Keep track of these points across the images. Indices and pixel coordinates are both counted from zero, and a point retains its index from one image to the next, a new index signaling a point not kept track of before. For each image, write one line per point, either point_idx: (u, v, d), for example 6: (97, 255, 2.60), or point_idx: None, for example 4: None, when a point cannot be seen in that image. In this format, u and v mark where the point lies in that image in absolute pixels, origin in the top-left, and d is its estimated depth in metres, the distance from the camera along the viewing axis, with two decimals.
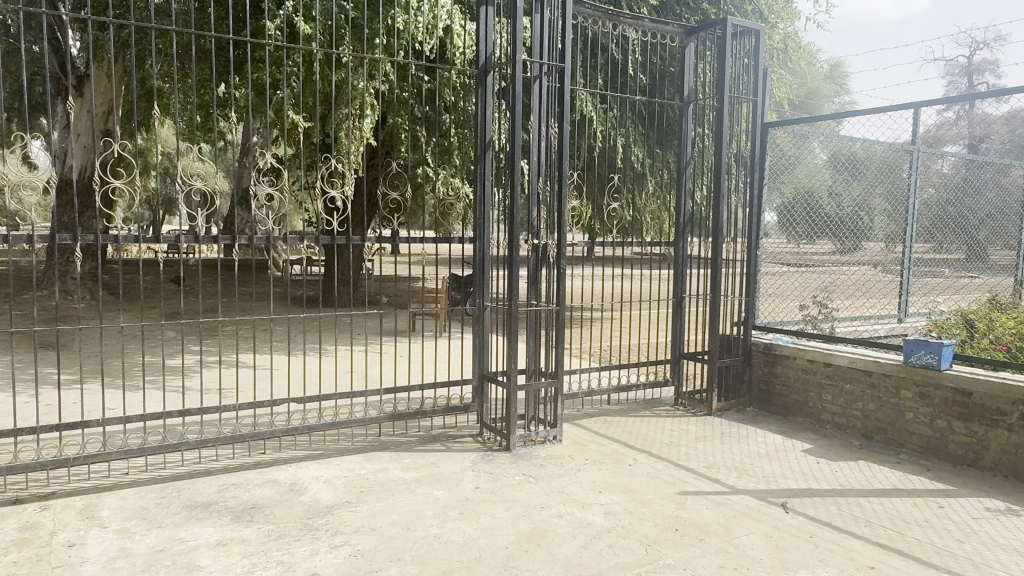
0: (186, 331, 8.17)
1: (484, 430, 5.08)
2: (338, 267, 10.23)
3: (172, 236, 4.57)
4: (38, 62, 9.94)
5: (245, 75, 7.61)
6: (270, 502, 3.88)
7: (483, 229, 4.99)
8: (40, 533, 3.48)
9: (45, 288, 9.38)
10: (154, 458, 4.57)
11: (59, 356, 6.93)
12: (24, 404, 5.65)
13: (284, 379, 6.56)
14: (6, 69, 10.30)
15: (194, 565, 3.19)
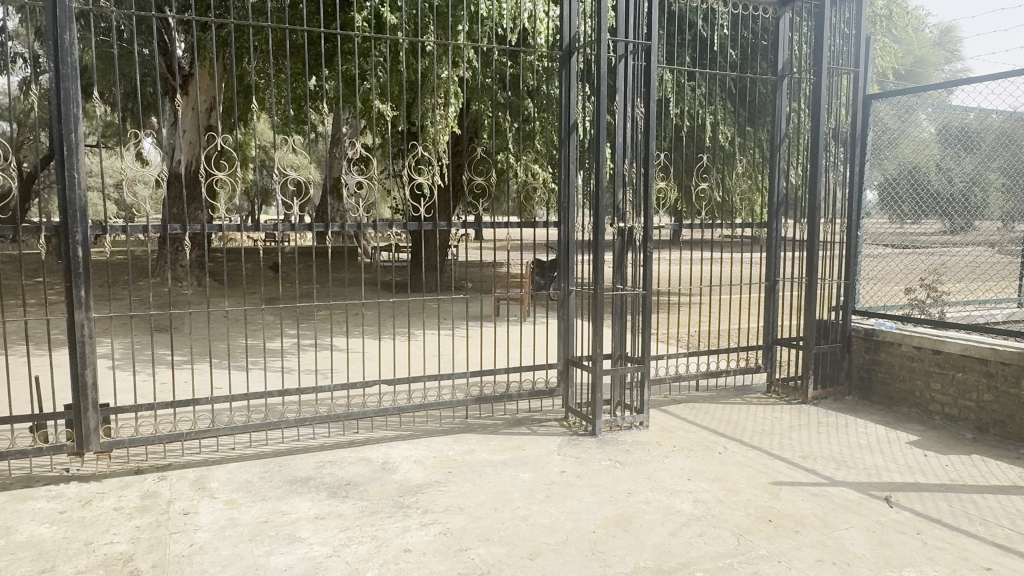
0: (284, 315, 8.60)
1: (570, 414, 5.08)
2: (425, 253, 10.48)
3: (270, 225, 4.78)
4: (148, 63, 10.60)
5: (334, 69, 7.85)
6: (364, 480, 4.04)
7: (567, 212, 4.95)
8: (158, 501, 3.76)
9: (159, 275, 10.09)
10: (257, 434, 4.84)
11: (172, 339, 7.46)
12: (143, 381, 6.12)
13: (376, 363, 6.80)
14: (121, 72, 11.05)
15: (294, 536, 3.36)
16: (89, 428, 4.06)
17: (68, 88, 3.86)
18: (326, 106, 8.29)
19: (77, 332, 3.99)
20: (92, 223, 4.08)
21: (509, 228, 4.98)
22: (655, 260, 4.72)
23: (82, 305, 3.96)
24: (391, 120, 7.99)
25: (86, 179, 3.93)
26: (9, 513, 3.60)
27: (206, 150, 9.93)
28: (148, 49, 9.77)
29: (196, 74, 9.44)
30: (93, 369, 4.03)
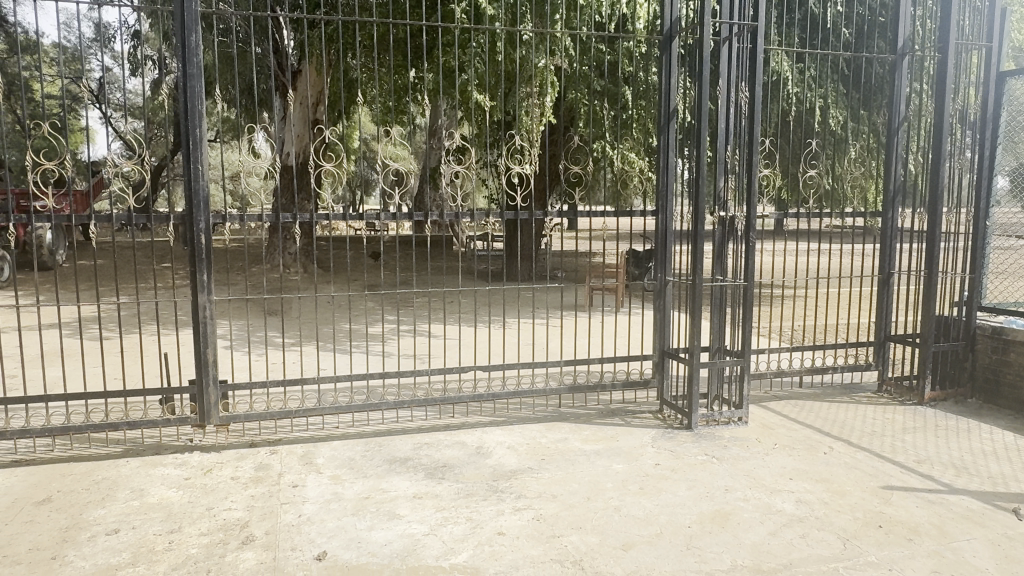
0: (385, 302, 8.93)
1: (664, 407, 4.99)
2: (519, 243, 10.58)
3: (373, 214, 4.95)
4: (262, 61, 11.22)
5: (434, 61, 8.03)
6: (459, 463, 4.14)
7: (666, 201, 4.85)
8: (270, 473, 4.02)
9: (270, 262, 10.69)
10: (359, 414, 5.06)
11: (283, 322, 7.91)
12: (257, 360, 6.54)
13: (471, 349, 6.95)
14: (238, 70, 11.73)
15: (393, 513, 3.51)
16: (210, 402, 4.39)
17: (195, 87, 4.15)
18: (426, 98, 8.48)
19: (200, 313, 4.30)
20: (213, 212, 4.37)
21: (605, 217, 4.91)
22: (758, 250, 4.54)
23: (205, 288, 4.27)
24: (487, 111, 8.09)
25: (208, 171, 4.22)
26: (141, 477, 3.95)
27: (313, 143, 10.40)
28: (261, 47, 10.27)
29: (305, 71, 9.92)
30: (213, 348, 4.34)
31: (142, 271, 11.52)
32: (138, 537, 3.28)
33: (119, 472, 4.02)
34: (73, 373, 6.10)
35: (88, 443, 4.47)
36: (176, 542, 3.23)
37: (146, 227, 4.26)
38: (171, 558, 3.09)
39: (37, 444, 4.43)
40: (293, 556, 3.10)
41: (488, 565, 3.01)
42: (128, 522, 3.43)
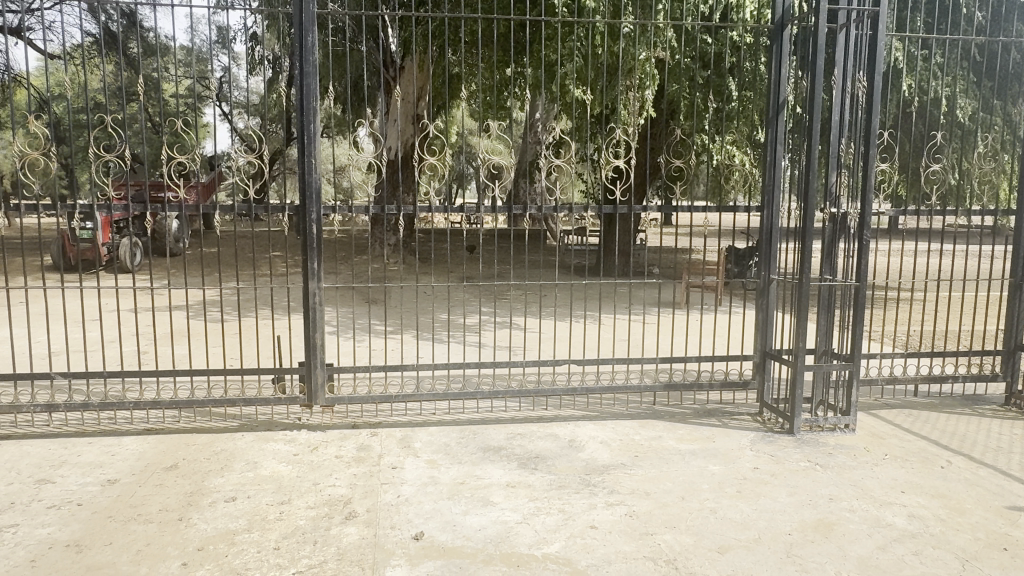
0: (480, 294, 9.10)
1: (765, 410, 4.83)
2: (614, 238, 10.50)
3: (472, 207, 5.04)
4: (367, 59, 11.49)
5: (534, 55, 8.05)
6: (552, 455, 4.17)
7: (773, 196, 4.67)
8: (371, 454, 4.20)
9: (373, 252, 11.12)
10: (454, 402, 5.20)
11: (384, 311, 8.23)
12: (360, 346, 6.84)
13: (566, 343, 6.98)
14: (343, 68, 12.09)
15: (487, 499, 3.58)
16: (317, 383, 4.63)
17: (310, 84, 4.37)
18: (524, 93, 8.53)
19: (310, 299, 4.55)
20: (323, 203, 4.60)
21: (706, 213, 4.77)
22: (871, 249, 4.30)
23: (314, 275, 4.51)
24: (585, 103, 8.03)
25: (321, 165, 4.44)
26: (255, 450, 4.23)
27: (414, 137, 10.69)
28: (368, 45, 10.48)
29: (409, 68, 10.19)
30: (322, 333, 4.58)
31: (256, 258, 12.27)
32: (253, 505, 3.52)
33: (236, 445, 4.32)
34: (197, 352, 6.60)
35: (208, 416, 4.83)
36: (286, 513, 3.45)
37: (264, 217, 4.53)
38: (282, 527, 3.30)
39: (165, 415, 4.83)
40: (393, 534, 3.24)
41: (580, 558, 3.02)
42: (243, 491, 3.68)
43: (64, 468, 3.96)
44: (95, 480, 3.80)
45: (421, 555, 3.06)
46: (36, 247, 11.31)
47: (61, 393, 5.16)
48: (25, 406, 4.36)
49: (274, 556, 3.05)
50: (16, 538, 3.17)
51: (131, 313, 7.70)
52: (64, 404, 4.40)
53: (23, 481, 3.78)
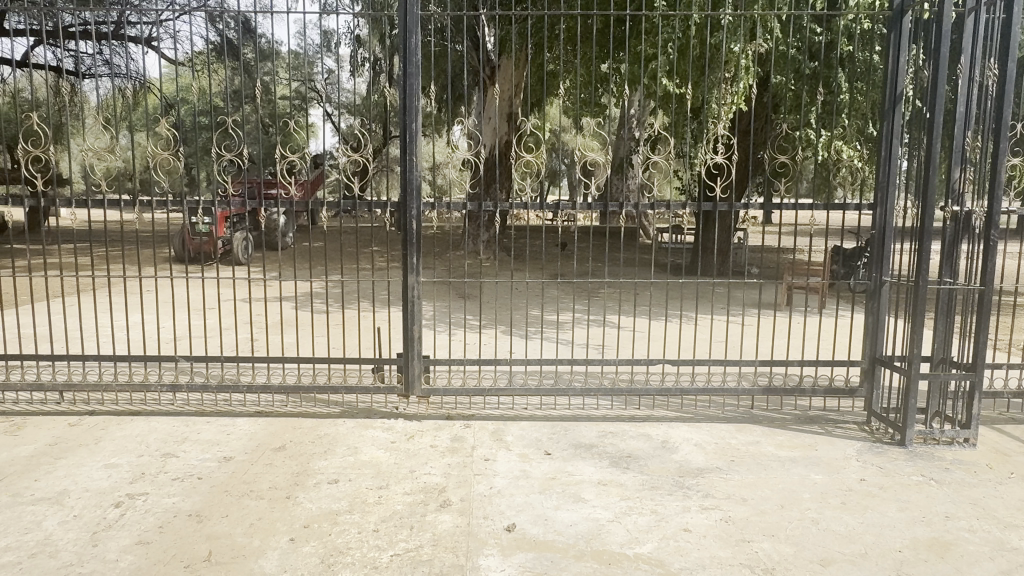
0: (571, 293, 9.09)
1: (872, 419, 4.57)
2: (710, 237, 10.25)
3: (563, 205, 5.02)
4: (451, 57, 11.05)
5: (631, 49, 7.91)
6: (644, 455, 4.13)
7: (886, 193, 4.40)
8: (464, 445, 4.30)
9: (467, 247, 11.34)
10: (546, 398, 5.22)
11: (476, 306, 8.37)
12: (453, 339, 6.99)
13: (658, 343, 6.87)
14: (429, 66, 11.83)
15: (579, 496, 3.59)
16: (414, 374, 4.79)
17: (412, 83, 4.50)
18: (621, 88, 8.40)
19: (409, 293, 4.70)
20: (423, 199, 4.74)
21: (812, 211, 4.55)
22: (999, 250, 4.01)
23: (414, 270, 4.65)
24: (683, 98, 7.81)
25: (421, 162, 4.57)
26: (356, 436, 4.42)
27: (508, 134, 10.78)
28: (462, 45, 10.54)
29: (502, 65, 10.17)
30: (420, 326, 4.73)
31: (355, 253, 12.79)
32: (354, 488, 3.68)
33: (338, 430, 4.53)
34: (303, 341, 6.97)
35: (312, 402, 5.09)
36: (384, 497, 3.59)
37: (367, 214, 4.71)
38: (381, 511, 3.44)
39: (274, 399, 5.13)
40: (485, 524, 3.31)
41: (673, 560, 2.98)
42: (345, 474, 3.86)
43: (186, 444, 4.28)
44: (213, 457, 4.09)
45: (513, 546, 3.10)
46: (163, 241, 12.28)
47: (184, 374, 5.58)
48: (152, 385, 4.76)
49: (374, 537, 3.18)
50: (147, 505, 3.46)
51: (244, 304, 8.22)
52: (187, 384, 4.76)
53: (151, 453, 4.12)
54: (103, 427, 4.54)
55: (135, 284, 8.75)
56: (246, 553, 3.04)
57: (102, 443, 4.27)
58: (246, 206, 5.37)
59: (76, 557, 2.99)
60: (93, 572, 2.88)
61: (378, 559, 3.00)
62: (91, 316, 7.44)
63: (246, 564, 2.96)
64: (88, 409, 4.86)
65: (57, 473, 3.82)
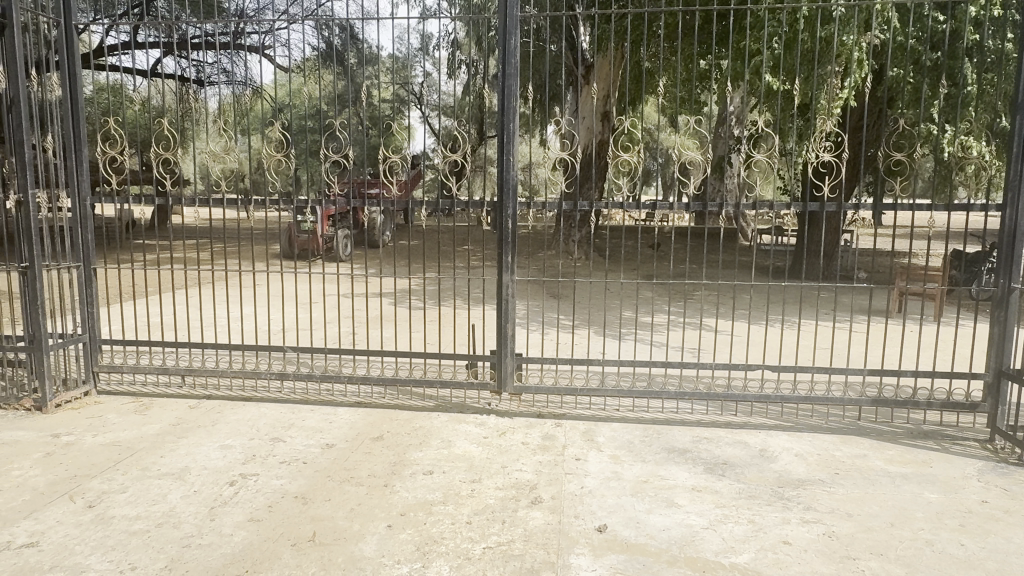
0: (663, 295, 8.95)
1: (996, 438, 4.24)
2: (812, 239, 9.82)
3: (658, 206, 4.92)
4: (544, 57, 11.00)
5: (734, 44, 7.71)
6: (741, 463, 4.00)
7: (1018, 194, 4.05)
8: (555, 443, 4.31)
9: (556, 247, 11.41)
10: (639, 400, 5.16)
11: (566, 305, 8.41)
12: (544, 338, 7.05)
13: (755, 348, 6.65)
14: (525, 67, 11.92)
15: (672, 501, 3.53)
16: (507, 371, 4.86)
17: (510, 85, 4.56)
18: (722, 84, 8.18)
19: (503, 291, 4.77)
20: (519, 199, 4.78)
21: (931, 212, 4.25)
22: None
23: (508, 268, 4.71)
24: (790, 94, 7.52)
25: (518, 162, 4.62)
26: (449, 430, 4.53)
27: (601, 134, 10.75)
28: (556, 44, 10.57)
29: (598, 64, 10.14)
30: (514, 324, 4.79)
31: (450, 251, 13.12)
32: (448, 481, 3.78)
33: (432, 423, 4.66)
34: (400, 335, 7.22)
35: (408, 395, 5.25)
36: (477, 490, 3.66)
37: (464, 214, 4.79)
38: (474, 503, 3.51)
39: (372, 390, 5.34)
40: (577, 523, 3.31)
41: (772, 573, 2.88)
42: (439, 466, 3.97)
43: (292, 430, 4.53)
44: (317, 443, 4.30)
45: (604, 547, 3.09)
46: (273, 239, 13.03)
47: (291, 363, 5.91)
48: (263, 373, 5.06)
49: (467, 529, 3.25)
50: (258, 486, 3.69)
51: (344, 299, 8.62)
52: (293, 374, 5.03)
53: (261, 437, 4.39)
54: (219, 410, 4.88)
55: (247, 278, 9.35)
56: (348, 536, 3.18)
57: (218, 425, 4.59)
58: (349, 205, 5.62)
59: (196, 529, 3.22)
60: (211, 544, 3.10)
61: (471, 550, 3.07)
62: (209, 308, 8.02)
63: (348, 546, 3.09)
64: (206, 393, 5.24)
65: (180, 450, 4.14)
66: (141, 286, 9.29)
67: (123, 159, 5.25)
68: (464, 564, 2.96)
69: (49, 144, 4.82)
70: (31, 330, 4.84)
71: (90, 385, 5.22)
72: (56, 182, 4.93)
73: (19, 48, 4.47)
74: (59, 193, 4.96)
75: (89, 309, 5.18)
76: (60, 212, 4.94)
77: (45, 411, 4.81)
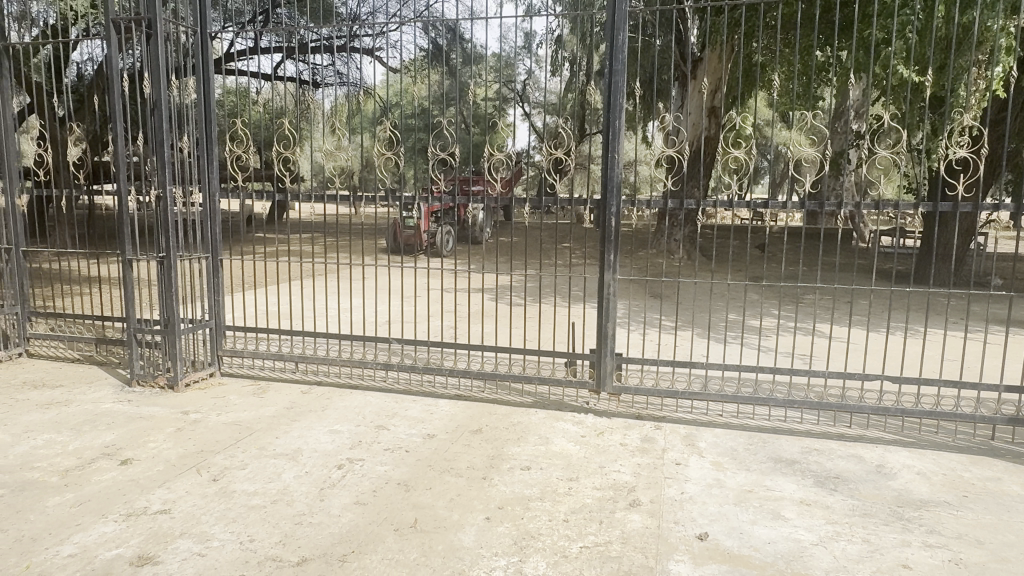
0: (770, 298, 8.61)
1: None
2: (939, 242, 9.13)
3: (770, 205, 4.70)
4: (653, 51, 10.82)
5: (859, 34, 7.29)
6: (856, 478, 3.77)
7: None
8: (654, 446, 4.23)
9: (658, 246, 11.21)
10: (744, 407, 4.98)
11: (666, 306, 8.26)
12: (644, 338, 6.95)
13: (871, 356, 6.26)
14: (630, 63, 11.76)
15: (778, 513, 3.38)
16: (606, 370, 4.81)
17: (618, 81, 4.50)
18: (842, 77, 7.76)
19: (605, 290, 4.72)
20: (623, 198, 4.72)
21: None
22: None
23: (610, 267, 4.67)
24: (921, 86, 7.01)
25: (623, 160, 4.56)
26: (547, 427, 4.54)
27: (708, 130, 10.46)
28: (664, 39, 10.36)
29: (706, 58, 9.86)
30: (615, 323, 4.73)
31: (550, 249, 13.18)
32: (545, 477, 3.79)
33: (530, 419, 4.69)
34: (499, 331, 7.35)
35: (507, 390, 5.31)
36: (575, 489, 3.65)
37: (568, 211, 4.77)
38: (571, 502, 3.51)
39: (472, 384, 5.44)
40: (676, 529, 3.23)
41: None
42: (537, 462, 3.99)
43: (396, 418, 4.69)
44: (419, 433, 4.43)
45: (705, 556, 3.00)
46: (380, 234, 13.57)
47: (395, 354, 6.13)
48: (370, 363, 5.27)
49: (564, 527, 3.25)
50: (364, 470, 3.85)
51: (447, 293, 8.87)
52: (398, 364, 5.21)
53: (368, 424, 4.57)
54: (329, 397, 5.13)
55: (356, 271, 9.81)
56: (447, 525, 3.25)
57: (328, 411, 4.83)
58: (454, 202, 5.75)
59: (308, 508, 3.40)
60: (321, 523, 3.27)
61: (568, 548, 3.06)
62: (322, 299, 8.48)
63: (447, 535, 3.17)
64: (317, 380, 5.52)
65: (293, 433, 4.39)
66: (262, 277, 9.95)
67: (249, 158, 5.60)
68: (561, 562, 2.96)
69: (185, 144, 5.23)
70: (166, 315, 5.26)
71: (214, 367, 5.64)
72: (189, 178, 5.34)
73: (162, 56, 4.91)
74: (192, 190, 5.36)
75: (216, 297, 5.59)
76: (192, 207, 5.35)
77: (176, 389, 5.23)
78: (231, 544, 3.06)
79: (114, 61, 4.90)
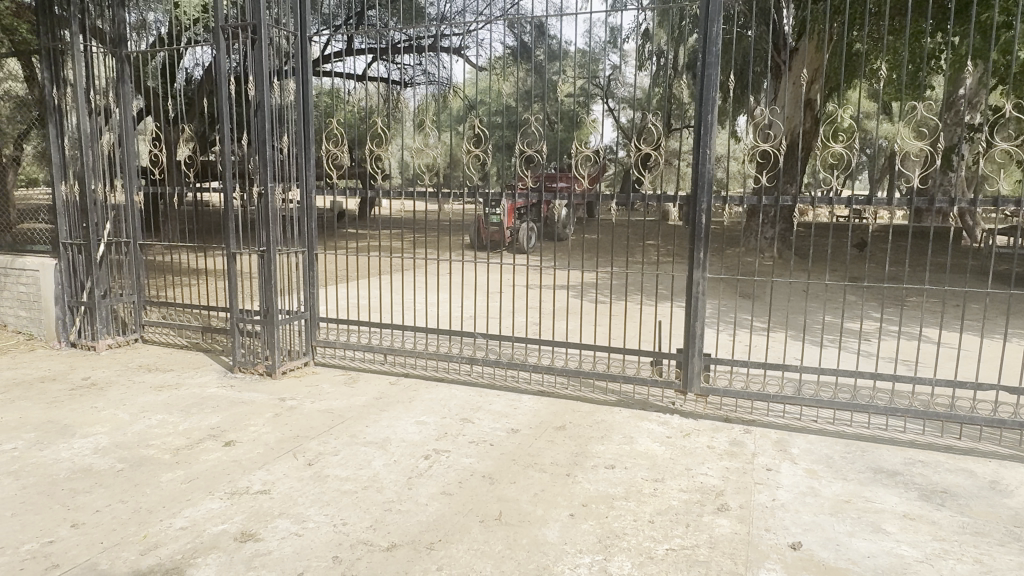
0: (869, 300, 8.18)
1: None
2: None
3: (873, 201, 4.44)
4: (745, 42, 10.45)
5: (976, 18, 6.79)
6: (966, 493, 3.53)
7: None
8: (744, 450, 4.10)
9: (747, 243, 10.86)
10: (840, 413, 4.75)
11: (756, 306, 8.00)
12: (733, 339, 6.76)
13: (983, 364, 5.84)
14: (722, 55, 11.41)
15: (879, 526, 3.20)
16: (693, 371, 4.70)
17: (711, 74, 4.37)
18: (956, 65, 7.25)
19: (693, 288, 4.61)
20: (714, 194, 4.58)
21: None
22: None
23: (700, 265, 4.56)
24: None
25: (715, 154, 4.43)
26: (632, 426, 4.49)
27: (803, 123, 10.02)
28: (758, 29, 9.99)
29: (803, 48, 9.44)
30: (703, 323, 4.62)
31: (634, 246, 13.01)
32: (629, 477, 3.75)
33: (614, 418, 4.65)
34: (583, 328, 7.33)
35: (590, 388, 5.28)
36: (660, 490, 3.59)
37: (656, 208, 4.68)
38: (656, 503, 3.45)
39: (555, 381, 5.44)
40: (767, 536, 3.12)
41: None
42: (621, 461, 3.95)
43: (480, 412, 4.76)
44: (503, 427, 4.48)
45: (799, 566, 2.89)
46: (465, 230, 13.78)
47: (480, 349, 6.22)
48: (455, 357, 5.37)
49: (649, 528, 3.20)
50: (449, 462, 3.92)
51: (530, 289, 8.92)
52: (482, 359, 5.28)
53: (453, 417, 4.66)
54: (415, 388, 5.26)
55: (442, 266, 10.02)
56: (532, 520, 3.27)
57: (415, 402, 4.95)
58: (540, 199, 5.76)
59: (396, 496, 3.51)
60: (409, 510, 3.36)
61: (653, 549, 3.02)
62: (409, 294, 8.72)
63: (532, 530, 3.19)
64: (404, 372, 5.67)
65: (382, 422, 4.53)
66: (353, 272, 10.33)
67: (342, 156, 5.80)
68: (647, 563, 2.92)
69: (284, 144, 5.48)
70: (265, 306, 5.54)
71: (308, 357, 5.89)
72: (288, 177, 5.60)
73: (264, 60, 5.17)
74: (291, 188, 5.62)
75: (311, 289, 5.84)
76: (290, 203, 5.62)
77: (274, 376, 5.50)
78: (325, 526, 3.19)
79: (222, 65, 5.19)
